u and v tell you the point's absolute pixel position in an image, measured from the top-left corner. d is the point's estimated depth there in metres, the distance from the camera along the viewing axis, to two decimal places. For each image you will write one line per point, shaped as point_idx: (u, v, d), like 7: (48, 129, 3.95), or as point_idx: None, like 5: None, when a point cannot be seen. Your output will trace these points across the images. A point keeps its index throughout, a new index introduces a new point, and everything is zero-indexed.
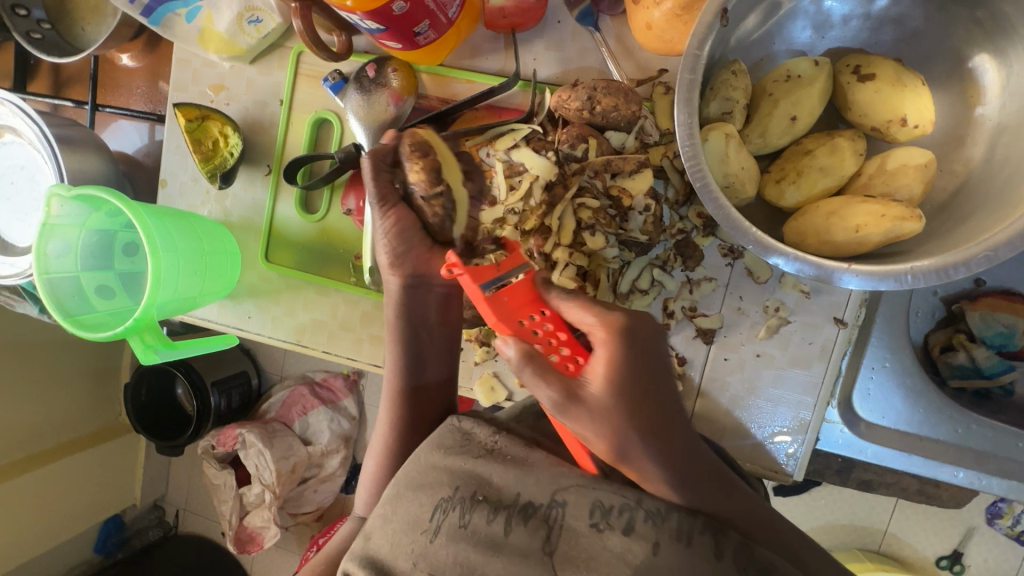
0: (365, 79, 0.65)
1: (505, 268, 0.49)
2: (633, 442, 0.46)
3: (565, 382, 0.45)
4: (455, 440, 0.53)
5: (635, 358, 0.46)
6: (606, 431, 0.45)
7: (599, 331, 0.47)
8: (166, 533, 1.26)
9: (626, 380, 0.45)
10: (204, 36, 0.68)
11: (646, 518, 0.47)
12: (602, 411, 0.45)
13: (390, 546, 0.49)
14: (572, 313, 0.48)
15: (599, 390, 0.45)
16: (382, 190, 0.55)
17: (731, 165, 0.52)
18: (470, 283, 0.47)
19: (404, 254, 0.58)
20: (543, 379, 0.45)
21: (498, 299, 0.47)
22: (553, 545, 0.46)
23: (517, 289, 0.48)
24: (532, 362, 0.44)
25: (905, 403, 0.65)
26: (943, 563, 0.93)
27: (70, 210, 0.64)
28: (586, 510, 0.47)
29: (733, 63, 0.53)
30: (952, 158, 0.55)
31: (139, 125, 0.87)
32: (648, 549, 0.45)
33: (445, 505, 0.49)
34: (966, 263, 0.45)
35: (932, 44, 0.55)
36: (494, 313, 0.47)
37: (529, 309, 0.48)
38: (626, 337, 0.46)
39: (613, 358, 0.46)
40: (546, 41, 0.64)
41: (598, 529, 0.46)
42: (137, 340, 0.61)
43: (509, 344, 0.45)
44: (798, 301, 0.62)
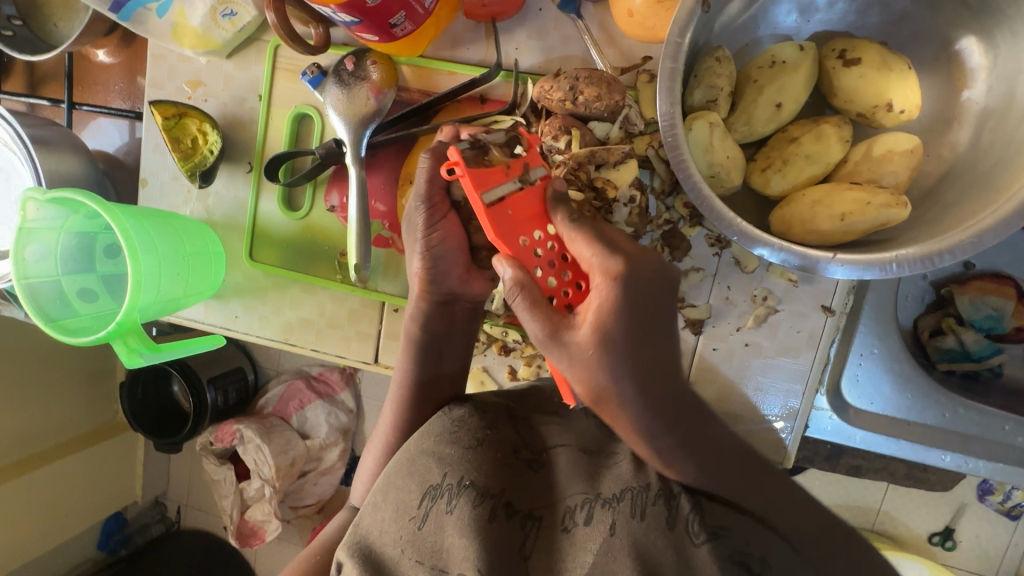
0: (344, 72, 0.63)
1: (514, 172, 0.48)
2: (612, 386, 0.44)
3: (551, 317, 0.44)
4: (442, 429, 0.53)
5: (630, 304, 0.43)
6: (585, 372, 0.43)
7: (598, 274, 0.44)
8: (169, 528, 1.27)
9: (619, 329, 0.42)
10: (177, 30, 0.67)
11: (603, 505, 0.48)
12: (579, 357, 0.43)
13: (380, 532, 0.50)
14: (577, 245, 0.46)
15: (585, 335, 0.42)
16: (432, 194, 0.54)
17: (716, 154, 0.51)
18: (472, 188, 0.46)
19: (442, 271, 0.58)
20: (531, 312, 0.44)
21: (501, 210, 0.47)
22: (529, 551, 0.47)
23: (523, 202, 0.47)
24: (522, 290, 0.44)
25: (893, 389, 0.65)
26: (935, 539, 0.94)
27: (47, 213, 0.63)
28: (555, 513, 0.49)
29: (716, 50, 0.52)
30: (939, 143, 0.54)
31: (118, 123, 0.85)
32: (607, 529, 0.46)
33: (434, 492, 0.49)
34: (950, 250, 0.45)
35: (919, 26, 0.54)
36: (496, 226, 0.46)
37: (531, 225, 0.47)
38: (624, 284, 0.43)
39: (606, 302, 0.43)
40: (527, 30, 0.62)
41: (564, 529, 0.48)
42: (121, 344, 0.60)
43: (506, 266, 0.45)
44: (786, 289, 0.62)
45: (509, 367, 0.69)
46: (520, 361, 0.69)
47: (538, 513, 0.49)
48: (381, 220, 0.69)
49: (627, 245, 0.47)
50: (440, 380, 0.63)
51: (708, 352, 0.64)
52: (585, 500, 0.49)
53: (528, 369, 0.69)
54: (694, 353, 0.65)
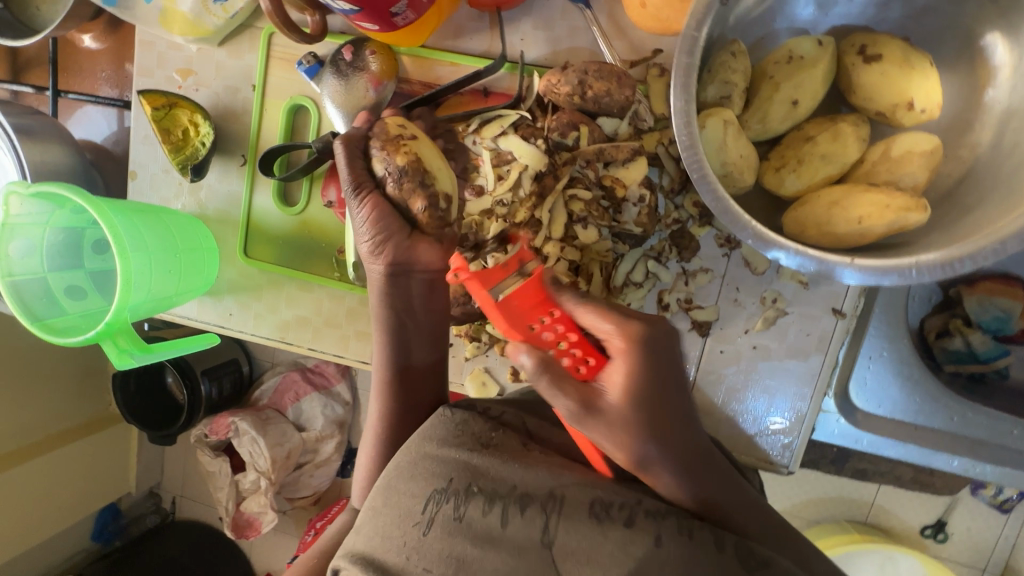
0: (342, 63, 0.61)
1: (513, 265, 0.47)
2: (650, 451, 0.43)
3: (582, 390, 0.43)
4: (449, 432, 0.51)
5: (650, 372, 0.43)
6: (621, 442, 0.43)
7: (617, 340, 0.43)
8: (164, 519, 1.26)
9: (646, 385, 0.43)
10: (166, 17, 0.64)
11: (645, 513, 0.45)
12: (618, 422, 0.42)
13: (382, 538, 0.47)
14: (588, 318, 0.45)
15: (616, 402, 0.42)
16: (360, 179, 0.54)
17: (730, 153, 0.50)
18: (478, 288, 0.46)
19: (386, 240, 0.56)
20: (560, 390, 0.42)
21: (508, 303, 0.45)
22: (552, 537, 0.44)
23: (523, 291, 0.46)
24: (547, 368, 0.42)
25: (902, 392, 0.64)
26: (927, 532, 0.94)
27: (31, 207, 0.60)
28: (584, 503, 0.46)
29: (731, 44, 0.50)
30: (958, 143, 0.52)
31: (106, 112, 0.82)
32: (649, 540, 0.44)
33: (439, 496, 0.47)
34: (973, 256, 0.43)
35: (941, 21, 0.52)
36: (504, 320, 0.45)
37: (539, 310, 0.45)
38: (640, 350, 0.43)
39: (630, 372, 0.42)
40: (534, 20, 0.60)
41: (597, 519, 0.45)
42: (110, 345, 0.58)
43: (523, 351, 0.42)
44: (796, 292, 0.60)
45: (511, 367, 0.68)
46: None
47: (560, 492, 0.46)
48: None
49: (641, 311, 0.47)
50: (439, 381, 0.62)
51: (715, 354, 0.63)
52: (629, 504, 0.46)
53: None
54: (700, 355, 0.63)
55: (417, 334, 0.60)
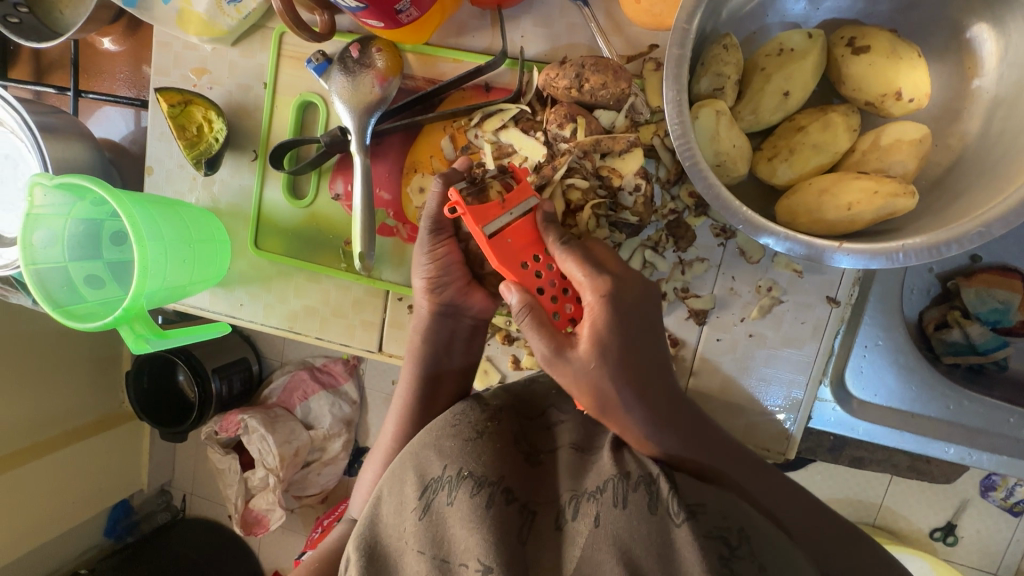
0: (350, 60, 0.63)
1: (510, 204, 0.53)
2: (623, 396, 0.51)
3: (556, 336, 0.49)
4: (447, 424, 0.54)
5: (616, 322, 0.49)
6: (589, 384, 0.50)
7: (589, 294, 0.50)
8: (174, 516, 1.28)
9: (612, 340, 0.49)
10: (182, 17, 0.67)
11: (587, 498, 0.47)
12: (584, 371, 0.49)
13: (385, 526, 0.50)
14: (567, 265, 0.51)
15: (584, 349, 0.49)
16: (440, 219, 0.58)
17: (722, 143, 0.51)
18: (473, 223, 0.51)
19: (444, 284, 0.61)
20: (539, 330, 0.49)
21: (502, 239, 0.52)
22: (527, 536, 0.46)
23: (519, 228, 0.53)
24: (530, 311, 0.49)
25: (898, 380, 0.65)
26: (936, 534, 0.94)
27: (54, 199, 0.63)
28: (553, 517, 0.48)
29: (724, 37, 0.52)
30: (948, 132, 0.54)
31: (124, 112, 0.85)
32: (591, 522, 0.45)
33: (434, 484, 0.49)
34: (958, 239, 0.44)
35: (929, 14, 0.53)
36: (498, 254, 0.51)
37: (528, 249, 0.53)
38: (612, 302, 0.49)
39: (599, 318, 0.49)
40: (533, 17, 0.62)
41: (561, 528, 0.47)
42: (127, 330, 0.60)
43: (513, 291, 0.50)
44: (791, 280, 0.61)
45: (512, 356, 0.69)
46: (523, 350, 0.69)
47: (533, 507, 0.48)
48: (386, 208, 0.69)
49: (616, 266, 0.53)
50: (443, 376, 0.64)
51: (711, 341, 0.64)
52: (573, 496, 0.48)
53: (531, 359, 0.69)
54: (697, 343, 0.64)
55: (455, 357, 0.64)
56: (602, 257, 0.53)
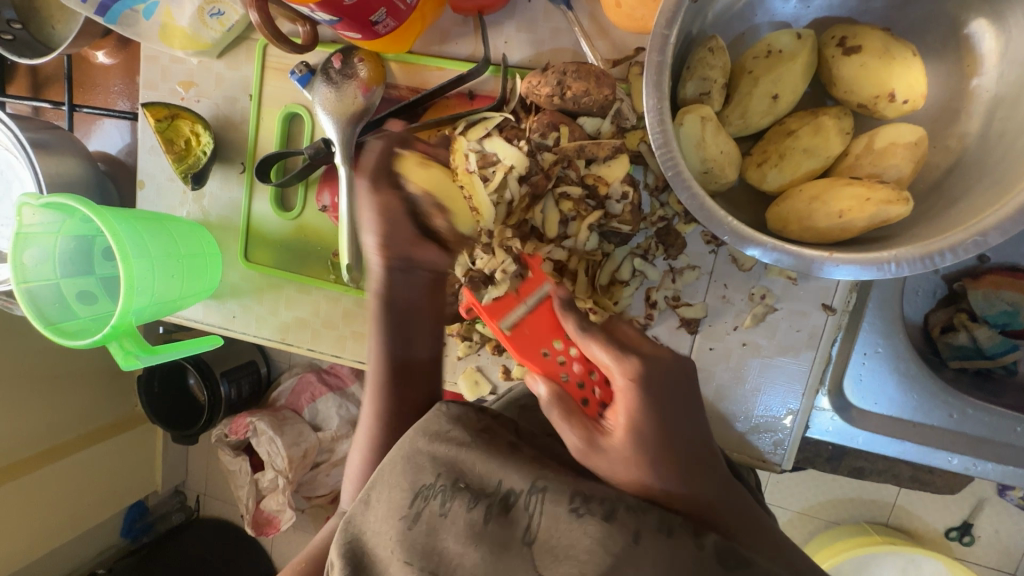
0: (332, 71, 0.63)
1: (524, 293, 0.55)
2: (668, 486, 0.47)
3: (587, 425, 0.49)
4: (437, 427, 0.52)
5: (653, 405, 0.49)
6: (634, 479, 0.47)
7: (621, 380, 0.50)
8: (189, 516, 1.31)
9: (647, 423, 0.48)
10: (166, 33, 0.67)
11: (627, 509, 0.45)
12: (619, 459, 0.47)
13: (372, 533, 0.49)
14: (593, 351, 0.51)
15: (619, 440, 0.48)
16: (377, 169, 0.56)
17: (709, 149, 0.49)
18: (489, 321, 0.55)
19: (392, 236, 0.54)
20: (568, 422, 0.49)
21: (521, 331, 0.54)
22: (533, 534, 0.45)
23: (534, 317, 0.54)
24: (559, 402, 0.50)
25: (899, 389, 0.63)
26: (952, 534, 0.91)
27: (44, 218, 0.64)
28: (566, 495, 0.46)
29: (709, 40, 0.50)
30: (947, 133, 0.51)
31: (119, 125, 0.86)
32: (630, 536, 0.43)
33: (426, 492, 0.48)
34: (953, 249, 0.42)
35: (925, 10, 0.51)
36: (515, 345, 0.54)
37: (549, 337, 0.54)
38: (644, 386, 0.49)
39: (631, 404, 0.48)
40: (516, 23, 0.61)
41: (577, 514, 0.44)
42: (116, 347, 0.61)
43: (540, 382, 0.51)
44: (785, 287, 0.60)
45: (502, 366, 0.69)
46: (514, 360, 0.68)
47: (541, 482, 0.47)
48: None
49: (646, 346, 0.53)
50: None
51: (705, 351, 0.62)
52: (609, 498, 0.46)
53: (522, 369, 0.68)
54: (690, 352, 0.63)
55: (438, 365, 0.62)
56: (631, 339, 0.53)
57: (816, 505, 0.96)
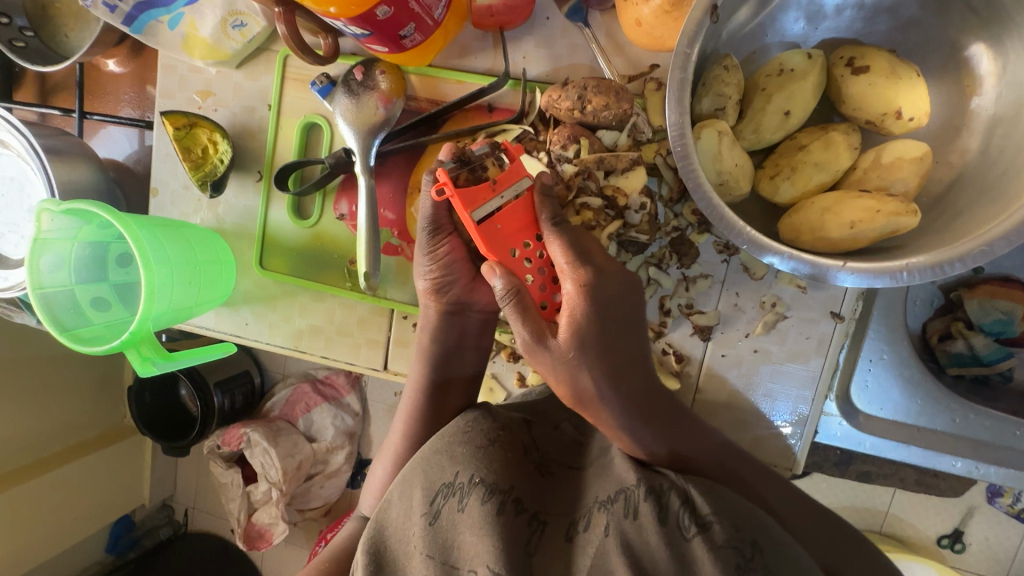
0: (353, 82, 0.64)
1: (501, 185, 0.50)
2: (602, 392, 0.51)
3: (540, 326, 0.49)
4: (458, 430, 0.53)
5: (601, 303, 0.49)
6: (564, 374, 0.50)
7: (569, 285, 0.48)
8: (176, 532, 1.26)
9: (592, 327, 0.49)
10: (187, 42, 0.68)
11: (600, 508, 0.48)
12: (562, 359, 0.49)
13: (395, 531, 0.50)
14: (557, 254, 0.50)
15: (565, 339, 0.48)
16: (437, 216, 0.56)
17: (725, 162, 0.51)
18: (461, 207, 0.48)
19: (449, 283, 0.59)
20: (523, 318, 0.48)
21: (491, 225, 0.49)
22: (533, 547, 0.46)
23: (511, 213, 0.50)
24: (516, 297, 0.48)
25: (903, 395, 0.65)
26: (943, 541, 0.93)
27: (61, 223, 0.64)
28: (563, 528, 0.48)
29: (724, 58, 0.52)
30: (948, 149, 0.54)
31: (128, 132, 0.86)
32: (602, 531, 0.46)
33: (446, 490, 0.48)
34: (961, 258, 0.45)
35: (926, 34, 0.54)
36: (487, 239, 0.49)
37: (522, 235, 0.51)
38: (592, 294, 0.49)
39: (576, 310, 0.48)
40: (535, 38, 0.63)
41: (568, 538, 0.47)
42: (134, 353, 0.61)
43: (497, 275, 0.48)
44: (794, 296, 0.62)
45: (517, 373, 0.70)
46: (529, 367, 0.69)
47: (543, 517, 0.49)
48: (390, 227, 0.69)
49: (601, 256, 0.51)
50: (451, 385, 0.64)
51: (716, 358, 0.64)
52: (588, 510, 0.49)
53: (536, 376, 0.69)
54: (702, 360, 0.65)
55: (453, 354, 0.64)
56: (591, 248, 0.51)
57: None
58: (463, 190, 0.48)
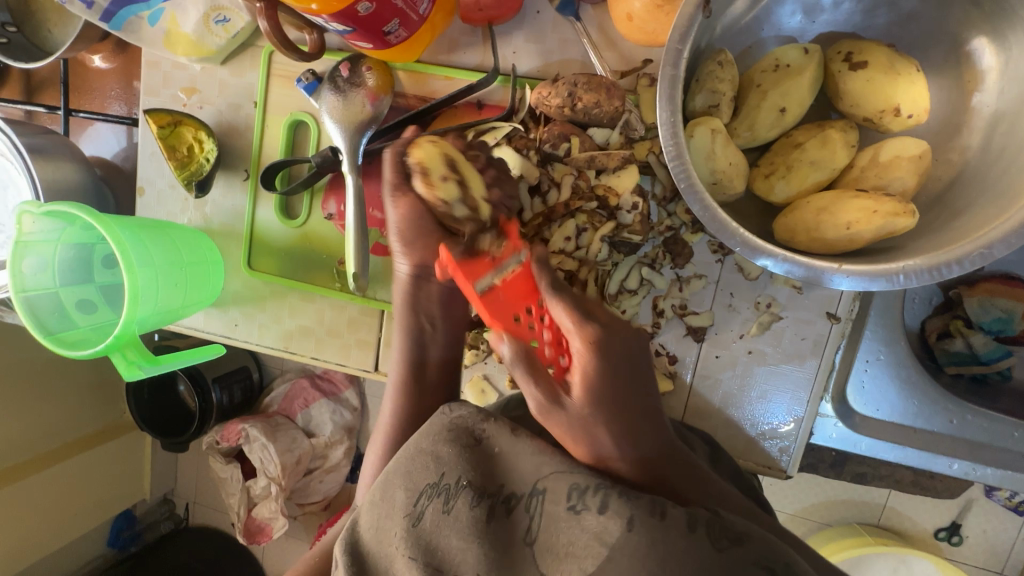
0: (340, 79, 0.62)
1: (500, 258, 0.51)
2: (608, 446, 0.47)
3: (551, 385, 0.46)
4: (443, 428, 0.51)
5: (612, 360, 0.46)
6: (580, 434, 0.46)
7: (577, 343, 0.46)
8: (177, 526, 1.27)
9: (606, 382, 0.46)
10: (170, 39, 0.67)
11: (620, 494, 0.44)
12: (578, 418, 0.46)
13: (375, 531, 0.49)
14: (559, 315, 0.47)
15: (579, 399, 0.45)
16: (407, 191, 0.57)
17: (718, 161, 0.50)
18: (463, 281, 0.50)
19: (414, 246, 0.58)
20: (534, 377, 0.45)
21: (494, 295, 0.50)
22: (533, 535, 0.45)
23: (512, 281, 0.51)
24: (527, 361, 0.45)
25: (900, 396, 0.64)
26: (942, 535, 0.93)
27: (43, 226, 0.62)
28: (564, 496, 0.45)
29: (718, 53, 0.51)
30: (948, 146, 0.53)
31: (115, 129, 0.84)
32: (625, 523, 0.42)
33: (431, 491, 0.48)
34: (959, 260, 0.43)
35: (927, 27, 0.53)
36: (488, 307, 0.49)
37: (524, 302, 0.50)
38: (602, 352, 0.45)
39: (587, 369, 0.45)
40: (525, 33, 0.61)
41: (575, 511, 0.44)
42: (119, 357, 0.60)
43: (504, 342, 0.46)
44: (789, 296, 0.61)
45: (509, 374, 0.69)
46: None
47: (541, 486, 0.47)
48: (380, 227, 0.68)
49: (603, 313, 0.49)
50: (428, 368, 0.63)
51: (710, 359, 0.63)
52: (600, 484, 0.44)
53: None
54: (696, 361, 0.64)
55: (433, 341, 0.62)
56: (591, 305, 0.50)
57: (813, 504, 0.97)
58: (463, 265, 0.51)
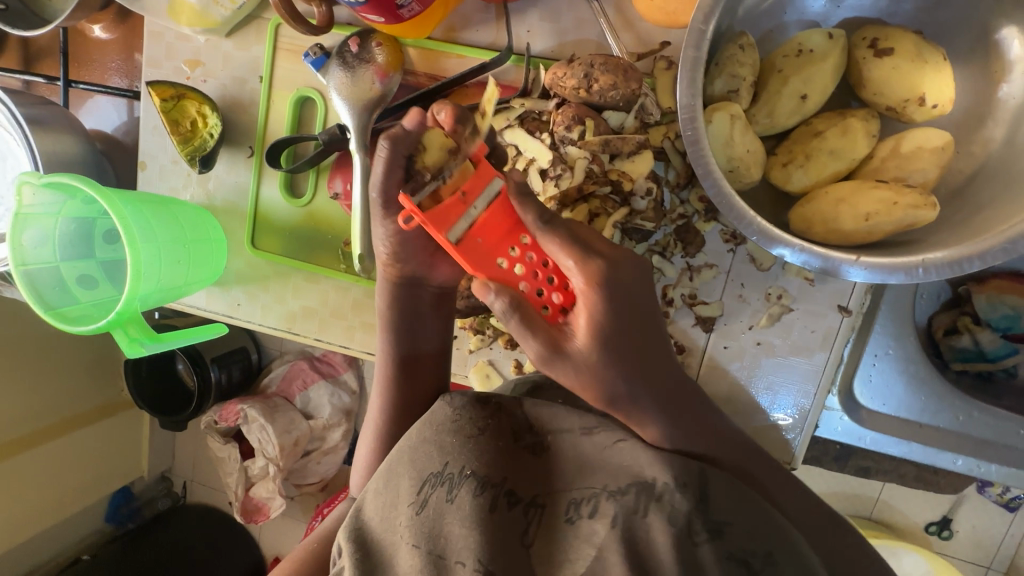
0: (348, 54, 0.61)
1: (472, 195, 0.47)
2: (620, 387, 0.46)
3: (549, 331, 0.45)
4: (445, 419, 0.51)
5: (615, 302, 0.45)
6: (589, 381, 0.45)
7: (578, 281, 0.45)
8: (176, 502, 1.27)
9: (609, 326, 0.45)
10: (174, 8, 0.65)
11: (608, 498, 0.45)
12: (583, 364, 0.45)
13: (379, 519, 0.48)
14: (552, 249, 0.46)
15: (583, 343, 0.44)
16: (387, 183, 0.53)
17: (736, 148, 0.49)
18: (435, 232, 0.46)
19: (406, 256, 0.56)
20: (529, 332, 0.44)
21: (471, 240, 0.47)
22: (530, 538, 0.45)
23: (489, 222, 0.47)
24: (518, 310, 0.44)
25: (908, 391, 0.64)
26: (931, 528, 0.94)
27: (43, 199, 0.61)
28: (561, 509, 0.46)
29: (740, 37, 0.50)
30: (971, 139, 0.52)
31: (116, 102, 0.82)
32: (616, 528, 0.43)
33: (434, 480, 0.47)
34: (981, 255, 0.43)
35: (956, 13, 0.51)
36: (469, 258, 0.47)
37: (505, 242, 0.48)
38: (606, 287, 0.45)
39: (593, 310, 0.44)
40: (540, 11, 0.60)
41: (570, 522, 0.45)
42: (121, 334, 0.59)
43: (491, 293, 0.44)
44: (801, 288, 0.60)
45: (514, 360, 0.68)
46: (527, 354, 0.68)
47: (541, 500, 0.47)
48: None
49: (602, 244, 0.48)
50: (421, 360, 0.61)
51: (718, 350, 0.63)
52: (592, 493, 0.46)
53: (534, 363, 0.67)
54: (704, 351, 0.63)
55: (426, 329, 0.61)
56: (585, 233, 0.48)
57: (808, 495, 0.98)
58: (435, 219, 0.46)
